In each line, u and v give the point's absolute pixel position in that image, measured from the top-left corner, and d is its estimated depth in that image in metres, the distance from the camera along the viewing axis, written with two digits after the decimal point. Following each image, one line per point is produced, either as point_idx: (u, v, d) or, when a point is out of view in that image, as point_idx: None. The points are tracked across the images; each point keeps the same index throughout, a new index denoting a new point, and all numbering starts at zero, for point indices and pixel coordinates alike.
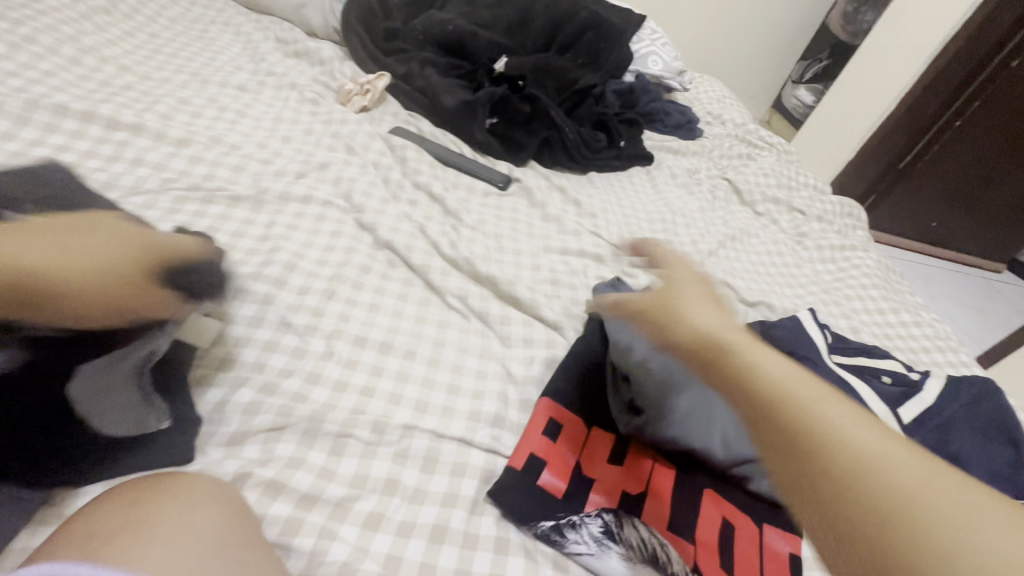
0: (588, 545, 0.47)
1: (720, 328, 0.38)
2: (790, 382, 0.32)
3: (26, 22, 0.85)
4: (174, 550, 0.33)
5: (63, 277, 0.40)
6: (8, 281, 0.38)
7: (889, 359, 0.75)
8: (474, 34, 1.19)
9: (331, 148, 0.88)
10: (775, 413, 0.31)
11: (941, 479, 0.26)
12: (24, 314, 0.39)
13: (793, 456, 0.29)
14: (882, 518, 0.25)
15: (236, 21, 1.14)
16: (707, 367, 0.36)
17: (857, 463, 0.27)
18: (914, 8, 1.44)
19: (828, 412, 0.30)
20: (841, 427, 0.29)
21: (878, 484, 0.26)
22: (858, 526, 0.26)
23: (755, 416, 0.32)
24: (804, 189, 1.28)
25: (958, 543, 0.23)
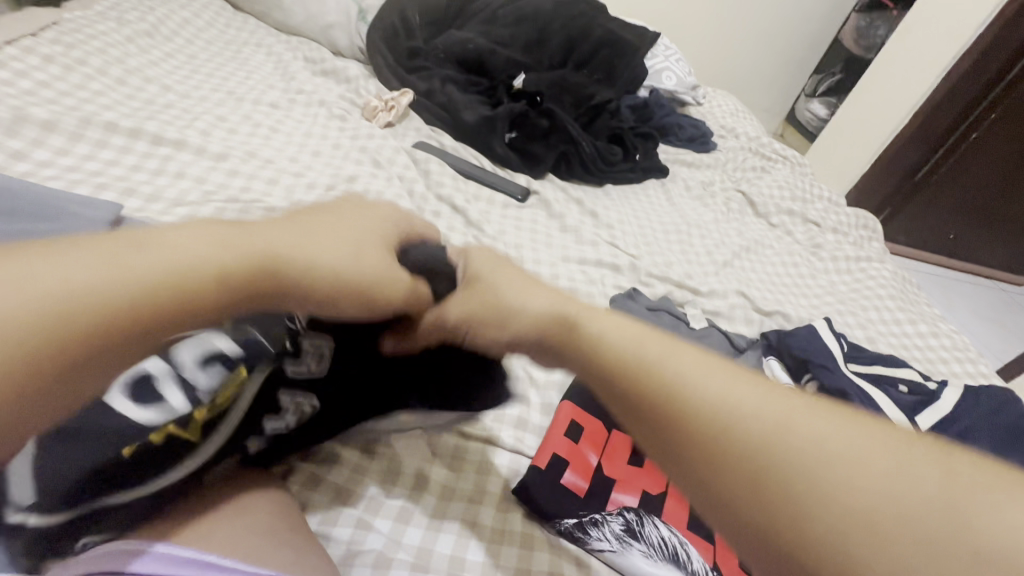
0: (610, 543, 0.49)
1: (600, 335, 0.37)
2: (678, 386, 0.32)
3: (77, 45, 0.91)
4: (235, 532, 0.37)
5: (349, 262, 0.38)
6: (268, 266, 0.35)
7: (906, 368, 0.76)
8: (493, 53, 1.23)
9: (358, 162, 0.92)
10: (659, 396, 0.32)
11: (832, 442, 0.27)
12: (282, 300, 0.36)
13: (671, 435, 0.31)
14: (760, 475, 0.27)
15: (267, 42, 1.20)
16: (597, 380, 0.36)
17: (730, 429, 0.29)
18: (925, 23, 1.45)
19: (720, 408, 0.30)
20: (706, 391, 0.31)
21: (750, 444, 0.28)
22: (743, 490, 0.28)
23: (657, 433, 0.31)
24: (818, 202, 1.29)
25: (857, 508, 0.25)
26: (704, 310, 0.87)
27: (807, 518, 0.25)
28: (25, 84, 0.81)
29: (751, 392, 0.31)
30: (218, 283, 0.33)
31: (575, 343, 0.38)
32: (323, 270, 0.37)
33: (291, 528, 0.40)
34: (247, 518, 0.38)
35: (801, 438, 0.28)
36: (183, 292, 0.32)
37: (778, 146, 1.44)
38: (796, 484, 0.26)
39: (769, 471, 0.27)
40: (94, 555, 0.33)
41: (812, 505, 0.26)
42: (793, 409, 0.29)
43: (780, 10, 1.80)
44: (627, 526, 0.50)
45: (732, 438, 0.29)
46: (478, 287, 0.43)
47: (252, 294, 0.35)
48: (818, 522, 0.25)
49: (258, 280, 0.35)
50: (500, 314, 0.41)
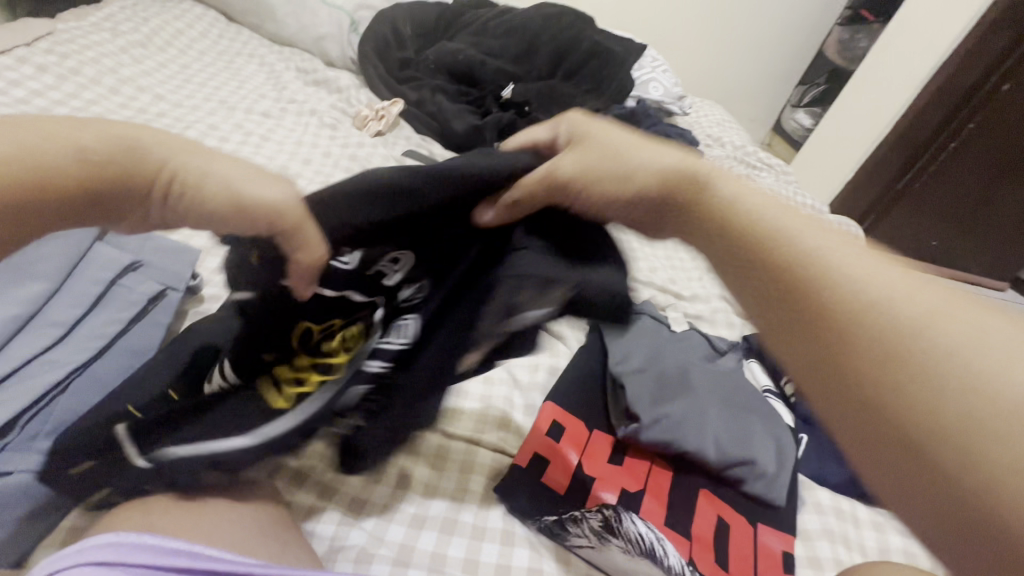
0: (589, 539, 0.50)
1: (737, 222, 0.40)
2: (824, 264, 0.35)
3: (71, 56, 0.93)
4: (221, 527, 0.38)
5: (220, 193, 0.36)
6: (136, 173, 0.35)
7: None
8: (483, 64, 1.26)
9: (348, 170, 0.94)
10: (801, 272, 0.35)
11: (974, 332, 0.30)
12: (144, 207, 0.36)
13: (805, 309, 0.34)
14: (881, 347, 0.31)
15: (260, 53, 1.22)
16: (738, 256, 0.40)
17: (868, 305, 0.32)
18: (897, 37, 1.52)
19: (861, 287, 0.33)
20: (851, 273, 0.34)
21: (883, 325, 0.31)
22: (861, 361, 0.31)
23: (791, 302, 0.35)
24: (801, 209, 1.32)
25: (979, 383, 0.28)
26: (686, 313, 0.89)
27: (920, 389, 0.29)
28: (19, 93, 0.82)
29: (895, 282, 0.33)
30: (55, 165, 0.33)
31: (710, 212, 0.42)
32: (187, 176, 0.36)
33: (278, 524, 0.42)
34: (235, 514, 0.40)
35: (934, 317, 0.30)
36: (16, 171, 0.32)
37: (763, 155, 1.47)
38: (916, 359, 0.29)
39: (892, 344, 0.31)
40: (80, 549, 0.34)
41: (933, 378, 0.29)
42: (930, 295, 0.31)
43: (765, 23, 1.84)
44: (605, 522, 0.50)
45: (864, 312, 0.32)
46: (603, 157, 0.42)
47: (103, 193, 0.34)
48: (933, 391, 0.28)
49: (100, 170, 0.34)
50: (621, 171, 0.41)
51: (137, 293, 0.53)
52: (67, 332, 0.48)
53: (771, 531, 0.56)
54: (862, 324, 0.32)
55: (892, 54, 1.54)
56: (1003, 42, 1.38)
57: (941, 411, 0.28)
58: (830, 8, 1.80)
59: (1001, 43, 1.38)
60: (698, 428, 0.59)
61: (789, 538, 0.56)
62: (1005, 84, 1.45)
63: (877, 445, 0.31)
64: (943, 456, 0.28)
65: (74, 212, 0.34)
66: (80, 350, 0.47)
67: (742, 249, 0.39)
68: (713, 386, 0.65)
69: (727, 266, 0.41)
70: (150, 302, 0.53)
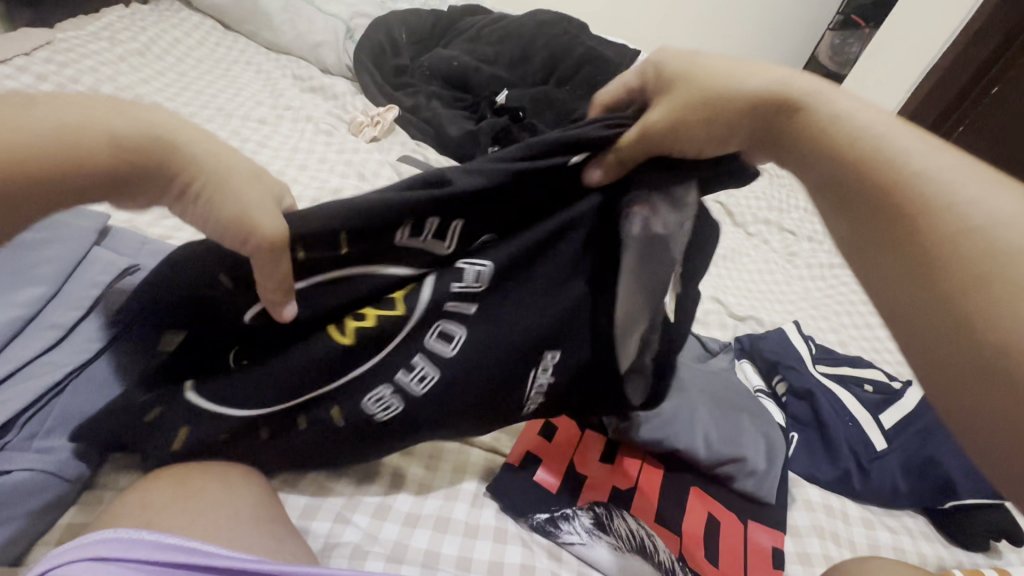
0: (580, 535, 0.51)
1: (825, 125, 0.40)
2: (910, 167, 0.35)
3: (70, 65, 0.94)
4: (216, 523, 0.39)
5: (226, 207, 0.38)
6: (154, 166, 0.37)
7: (872, 368, 0.79)
8: (477, 70, 1.28)
9: (344, 175, 0.95)
10: (883, 172, 0.36)
11: None
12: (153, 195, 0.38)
13: (888, 212, 0.35)
14: (959, 244, 0.32)
15: (257, 60, 1.24)
16: (817, 159, 0.40)
17: (949, 207, 0.33)
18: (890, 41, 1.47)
19: (948, 190, 0.34)
20: (943, 182, 0.34)
21: (961, 227, 0.32)
22: (938, 264, 0.32)
23: (870, 198, 0.36)
24: (794, 211, 1.33)
25: None
26: None
27: (995, 284, 0.30)
28: None
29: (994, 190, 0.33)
30: (89, 147, 0.35)
31: (796, 119, 0.41)
32: (204, 187, 0.39)
33: (273, 519, 0.42)
34: (230, 509, 0.40)
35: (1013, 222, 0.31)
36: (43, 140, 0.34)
37: None
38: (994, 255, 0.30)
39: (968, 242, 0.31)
40: (79, 545, 0.34)
41: (1009, 278, 0.29)
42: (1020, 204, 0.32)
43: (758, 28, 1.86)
44: (596, 519, 0.52)
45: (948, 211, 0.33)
46: (697, 82, 0.43)
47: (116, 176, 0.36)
48: (1009, 288, 0.29)
49: (127, 159, 0.36)
50: (721, 92, 0.42)
51: None
52: (66, 335, 0.49)
53: (760, 527, 0.57)
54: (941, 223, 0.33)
55: (882, 60, 1.50)
56: (993, 44, 1.36)
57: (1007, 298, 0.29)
58: (822, 14, 1.82)
59: (991, 45, 1.36)
60: (689, 425, 0.59)
61: (778, 534, 0.57)
62: (997, 86, 1.43)
63: (933, 332, 0.32)
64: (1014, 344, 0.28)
65: (76, 196, 0.35)
66: (77, 353, 0.48)
67: (821, 155, 0.39)
68: (705, 385, 0.66)
69: (805, 173, 0.41)
70: None
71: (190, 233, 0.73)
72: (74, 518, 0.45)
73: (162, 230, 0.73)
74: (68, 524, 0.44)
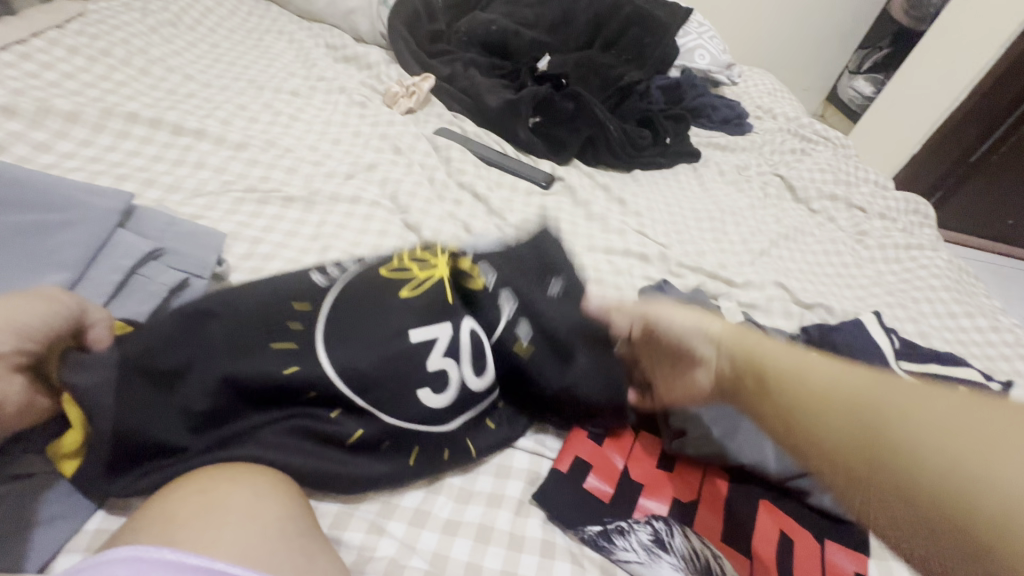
0: (637, 553, 0.46)
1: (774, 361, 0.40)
2: (829, 387, 0.36)
3: (102, 37, 0.91)
4: (244, 536, 0.35)
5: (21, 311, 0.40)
6: None
7: (964, 367, 0.69)
8: (517, 33, 1.19)
9: (378, 150, 0.90)
10: (838, 415, 0.34)
11: (948, 409, 0.30)
12: None
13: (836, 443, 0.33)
14: (914, 468, 0.29)
15: (289, 29, 1.19)
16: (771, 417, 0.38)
17: (848, 411, 0.34)
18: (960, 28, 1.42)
19: (913, 430, 0.30)
20: (910, 427, 0.31)
21: (883, 429, 0.32)
22: (894, 493, 0.30)
23: (821, 440, 0.34)
24: (864, 185, 1.22)
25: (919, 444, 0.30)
26: (740, 303, 0.82)
27: (938, 460, 0.29)
28: (50, 77, 0.81)
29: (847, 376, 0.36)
30: None
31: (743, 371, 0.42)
32: None
33: (302, 533, 0.38)
34: (256, 522, 0.36)
35: (916, 421, 0.31)
36: None
37: (819, 127, 1.37)
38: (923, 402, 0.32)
39: (912, 440, 0.30)
40: (100, 562, 0.31)
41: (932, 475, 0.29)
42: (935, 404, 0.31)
43: None
44: (656, 536, 0.47)
45: (878, 423, 0.32)
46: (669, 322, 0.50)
47: None
48: (919, 455, 0.29)
49: None
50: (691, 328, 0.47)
51: (156, 284, 0.53)
52: None
53: (841, 549, 0.50)
54: (884, 423, 0.32)
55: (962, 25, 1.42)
56: None
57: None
58: None
59: None
60: (755, 436, 0.53)
61: (862, 557, 0.51)
62: None
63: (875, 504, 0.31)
64: (937, 502, 0.28)
65: None
66: None
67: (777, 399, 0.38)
68: None
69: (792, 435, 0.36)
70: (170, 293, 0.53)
71: (223, 213, 0.70)
72: (103, 524, 0.43)
73: (193, 209, 0.70)
74: (97, 529, 0.42)
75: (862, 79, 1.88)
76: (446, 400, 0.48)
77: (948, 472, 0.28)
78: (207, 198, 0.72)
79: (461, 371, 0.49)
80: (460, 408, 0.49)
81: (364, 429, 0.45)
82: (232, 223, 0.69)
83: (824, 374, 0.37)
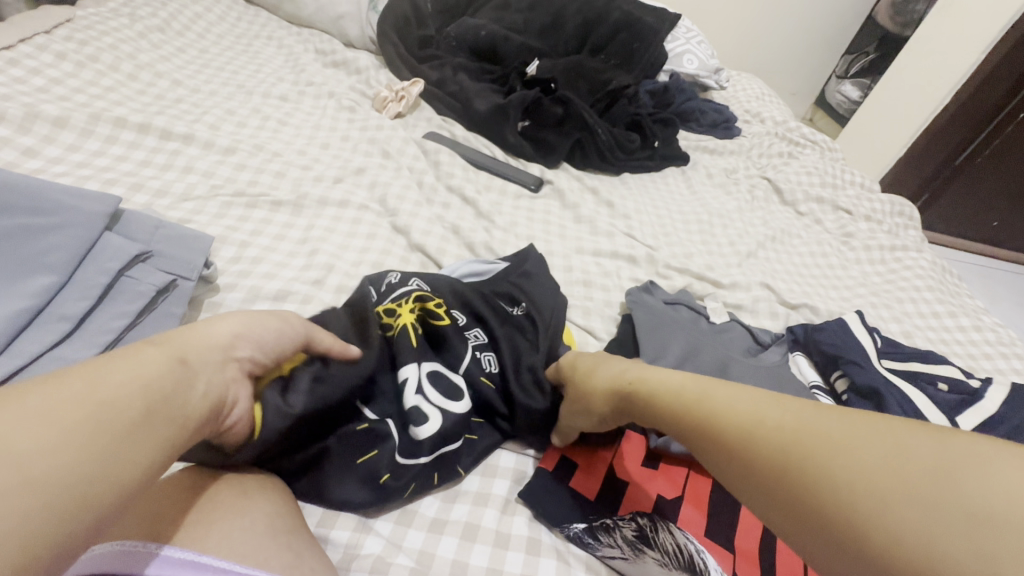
0: (622, 549, 0.47)
1: (703, 389, 0.38)
2: (759, 415, 0.33)
3: (90, 42, 0.91)
4: (231, 531, 0.35)
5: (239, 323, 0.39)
6: (166, 375, 0.31)
7: (944, 365, 0.70)
8: (507, 39, 1.20)
9: (367, 154, 0.91)
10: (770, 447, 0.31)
11: (878, 437, 0.28)
12: (194, 387, 0.33)
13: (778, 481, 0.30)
14: (853, 507, 0.26)
15: (278, 35, 1.20)
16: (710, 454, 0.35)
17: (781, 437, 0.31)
18: (943, 35, 1.45)
19: (848, 458, 0.28)
20: (845, 456, 0.28)
21: (813, 458, 0.29)
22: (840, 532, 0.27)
23: (758, 476, 0.31)
24: (850, 188, 1.23)
25: (855, 476, 0.27)
26: (726, 303, 0.83)
27: (879, 499, 0.26)
28: (37, 82, 0.81)
29: (779, 405, 0.33)
30: (151, 376, 0.30)
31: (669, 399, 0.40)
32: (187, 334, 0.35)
33: (289, 530, 0.39)
34: (245, 519, 0.37)
35: (847, 451, 0.28)
36: (127, 398, 0.29)
37: (806, 130, 1.39)
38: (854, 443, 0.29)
39: (848, 473, 0.27)
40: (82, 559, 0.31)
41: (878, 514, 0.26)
42: (867, 429, 0.29)
43: None
44: (639, 532, 0.48)
45: (810, 456, 0.29)
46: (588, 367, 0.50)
47: (167, 399, 0.31)
48: (856, 491, 0.27)
49: (160, 393, 0.30)
50: (589, 375, 0.49)
51: (145, 284, 0.53)
52: (75, 327, 0.48)
53: None
54: (814, 455, 0.29)
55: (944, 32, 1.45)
56: None
57: (978, 514, 0.23)
58: None
59: None
60: None
61: None
62: None
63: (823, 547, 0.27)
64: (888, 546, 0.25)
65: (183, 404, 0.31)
66: (87, 346, 0.47)
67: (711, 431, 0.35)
68: None
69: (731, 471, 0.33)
70: (158, 294, 0.54)
71: (211, 217, 0.71)
72: None
73: (181, 213, 0.70)
74: None
75: (850, 83, 1.90)
76: (432, 429, 0.47)
77: (902, 531, 0.25)
78: (195, 203, 0.72)
79: (438, 401, 0.49)
80: (449, 436, 0.49)
81: (381, 449, 0.46)
82: (219, 227, 0.70)
83: (754, 404, 0.34)
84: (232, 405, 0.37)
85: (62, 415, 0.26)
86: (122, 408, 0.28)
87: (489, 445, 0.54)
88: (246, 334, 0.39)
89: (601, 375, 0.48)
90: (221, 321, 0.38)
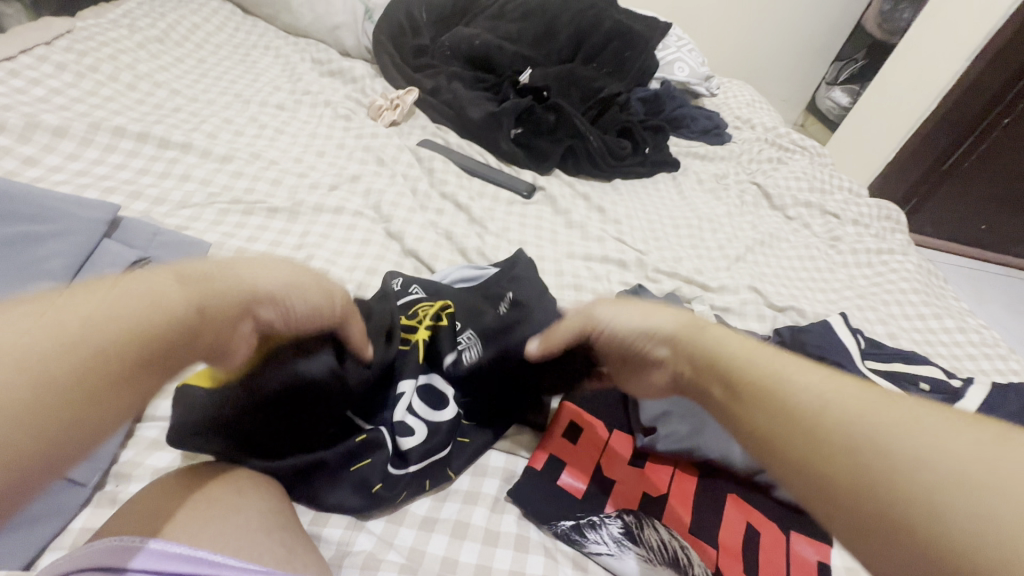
0: (608, 546, 0.48)
1: (754, 363, 0.34)
2: (820, 397, 0.30)
3: (90, 53, 0.93)
4: (225, 528, 0.37)
5: (273, 280, 0.39)
6: (175, 321, 0.32)
7: (926, 365, 0.72)
8: (500, 48, 1.23)
9: (362, 161, 0.93)
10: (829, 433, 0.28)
11: (958, 437, 0.25)
12: (199, 338, 0.34)
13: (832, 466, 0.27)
14: (919, 513, 0.24)
15: (276, 44, 1.22)
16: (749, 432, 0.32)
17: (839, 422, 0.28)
18: (928, 44, 1.48)
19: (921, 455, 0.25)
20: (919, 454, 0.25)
21: (877, 451, 0.26)
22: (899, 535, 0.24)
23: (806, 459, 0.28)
24: (838, 192, 1.25)
25: (927, 475, 0.24)
26: (713, 306, 0.85)
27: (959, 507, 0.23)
28: (38, 92, 0.83)
29: (842, 391, 0.30)
30: (161, 316, 0.32)
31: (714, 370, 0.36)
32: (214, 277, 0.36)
33: (282, 527, 0.40)
34: (239, 516, 0.38)
35: (922, 449, 0.25)
36: (127, 334, 0.30)
37: (796, 136, 1.42)
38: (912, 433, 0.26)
39: (921, 472, 0.24)
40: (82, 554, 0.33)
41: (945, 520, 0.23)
42: (948, 430, 0.25)
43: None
44: (625, 529, 0.49)
45: (875, 447, 0.26)
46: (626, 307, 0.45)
47: (168, 344, 0.32)
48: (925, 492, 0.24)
49: (162, 333, 0.31)
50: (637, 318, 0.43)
51: None
52: None
53: (805, 539, 0.52)
54: (881, 448, 0.26)
55: (930, 40, 1.48)
56: None
57: None
58: None
59: None
60: (722, 432, 0.55)
61: (824, 546, 0.53)
62: None
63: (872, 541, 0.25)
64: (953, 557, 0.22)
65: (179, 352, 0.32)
66: None
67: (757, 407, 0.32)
68: None
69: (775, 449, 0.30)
70: None
71: (208, 224, 0.72)
72: (88, 521, 0.44)
73: (179, 220, 0.71)
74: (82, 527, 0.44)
75: (840, 89, 1.92)
76: (417, 439, 0.49)
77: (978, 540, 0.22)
78: (193, 210, 0.74)
79: (427, 415, 0.51)
80: (438, 447, 0.50)
81: (374, 459, 0.48)
82: (216, 234, 0.71)
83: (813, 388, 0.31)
84: (237, 348, 0.38)
85: (51, 335, 0.27)
86: (115, 348, 0.29)
87: (480, 446, 0.55)
88: (278, 295, 0.39)
89: (657, 318, 0.42)
90: (259, 272, 0.39)
